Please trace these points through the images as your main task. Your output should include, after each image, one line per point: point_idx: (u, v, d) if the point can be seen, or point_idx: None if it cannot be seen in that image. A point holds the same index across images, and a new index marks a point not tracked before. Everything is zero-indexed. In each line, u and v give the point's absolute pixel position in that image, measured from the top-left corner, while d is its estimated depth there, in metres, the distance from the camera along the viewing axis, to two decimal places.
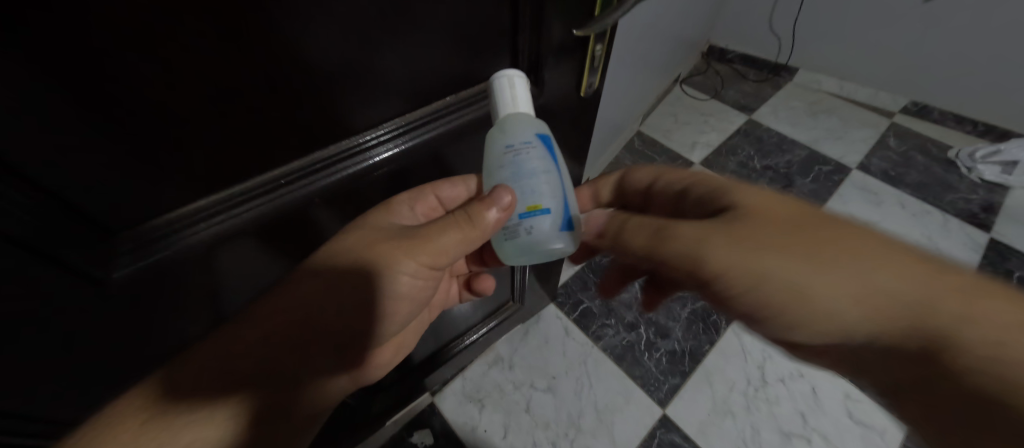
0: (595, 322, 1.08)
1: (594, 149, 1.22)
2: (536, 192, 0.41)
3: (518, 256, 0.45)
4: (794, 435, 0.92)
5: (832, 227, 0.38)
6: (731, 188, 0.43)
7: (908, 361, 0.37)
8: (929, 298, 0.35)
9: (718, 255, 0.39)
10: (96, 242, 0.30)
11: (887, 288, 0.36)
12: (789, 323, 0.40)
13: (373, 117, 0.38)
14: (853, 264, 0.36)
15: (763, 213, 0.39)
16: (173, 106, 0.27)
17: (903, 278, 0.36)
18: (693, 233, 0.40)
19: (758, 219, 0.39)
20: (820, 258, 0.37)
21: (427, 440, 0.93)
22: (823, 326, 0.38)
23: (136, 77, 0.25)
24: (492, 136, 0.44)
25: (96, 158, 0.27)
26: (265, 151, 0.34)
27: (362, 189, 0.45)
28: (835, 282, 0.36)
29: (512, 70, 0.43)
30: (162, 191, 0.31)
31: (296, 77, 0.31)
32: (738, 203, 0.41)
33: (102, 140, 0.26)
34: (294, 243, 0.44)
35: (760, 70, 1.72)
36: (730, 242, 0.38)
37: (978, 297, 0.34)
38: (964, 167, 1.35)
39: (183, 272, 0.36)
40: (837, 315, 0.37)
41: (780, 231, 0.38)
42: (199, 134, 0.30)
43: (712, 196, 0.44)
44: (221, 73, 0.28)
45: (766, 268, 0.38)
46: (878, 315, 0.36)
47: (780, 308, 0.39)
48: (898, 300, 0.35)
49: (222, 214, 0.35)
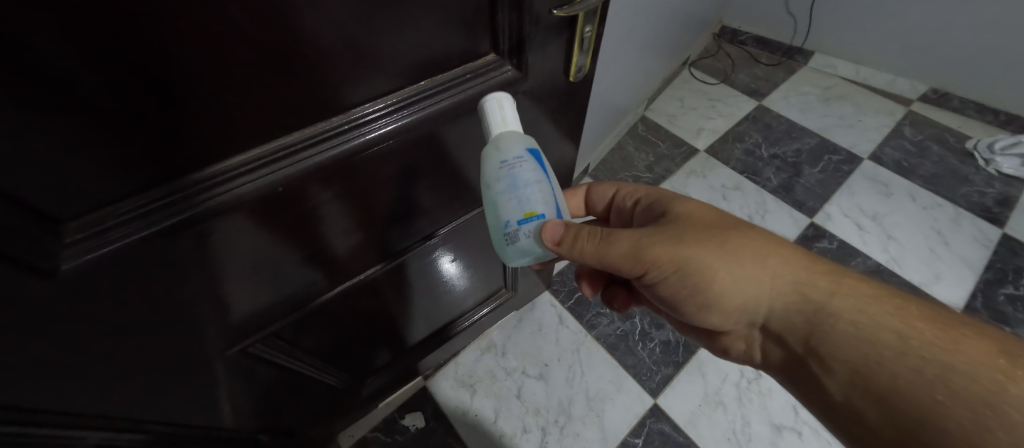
0: (589, 311, 1.07)
1: (595, 135, 1.20)
2: (531, 199, 0.39)
3: (518, 260, 0.42)
4: (785, 428, 0.92)
5: (746, 231, 0.47)
6: (670, 200, 0.52)
7: (808, 341, 0.45)
8: (815, 291, 0.45)
9: (652, 248, 0.45)
10: (46, 231, 0.26)
11: (777, 279, 0.46)
12: (699, 302, 0.48)
13: (341, 104, 0.33)
14: (754, 258, 0.46)
15: (691, 219, 0.48)
16: (101, 77, 0.23)
17: (790, 263, 0.46)
18: (642, 237, 0.46)
19: (685, 222, 0.48)
20: (729, 250, 0.46)
21: (418, 423, 0.94)
22: (728, 304, 0.47)
23: (50, 43, 0.21)
24: (486, 153, 0.41)
25: (11, 144, 0.22)
26: (223, 132, 0.29)
27: (356, 180, 0.40)
28: (740, 270, 0.46)
29: (497, 93, 0.41)
30: (126, 175, 0.27)
31: (244, 49, 0.26)
32: (676, 210, 0.50)
33: (14, 120, 0.21)
34: (285, 231, 0.39)
35: (772, 53, 1.66)
36: (665, 241, 0.45)
37: (842, 278, 0.44)
38: (982, 158, 1.30)
39: (140, 265, 0.32)
40: (738, 293, 0.46)
41: (703, 228, 0.47)
42: (139, 111, 0.25)
43: (655, 207, 0.53)
44: (184, 37, 0.23)
45: (687, 255, 0.45)
46: (773, 292, 0.46)
47: (693, 290, 0.47)
48: (785, 283, 0.46)
49: (192, 200, 0.31)
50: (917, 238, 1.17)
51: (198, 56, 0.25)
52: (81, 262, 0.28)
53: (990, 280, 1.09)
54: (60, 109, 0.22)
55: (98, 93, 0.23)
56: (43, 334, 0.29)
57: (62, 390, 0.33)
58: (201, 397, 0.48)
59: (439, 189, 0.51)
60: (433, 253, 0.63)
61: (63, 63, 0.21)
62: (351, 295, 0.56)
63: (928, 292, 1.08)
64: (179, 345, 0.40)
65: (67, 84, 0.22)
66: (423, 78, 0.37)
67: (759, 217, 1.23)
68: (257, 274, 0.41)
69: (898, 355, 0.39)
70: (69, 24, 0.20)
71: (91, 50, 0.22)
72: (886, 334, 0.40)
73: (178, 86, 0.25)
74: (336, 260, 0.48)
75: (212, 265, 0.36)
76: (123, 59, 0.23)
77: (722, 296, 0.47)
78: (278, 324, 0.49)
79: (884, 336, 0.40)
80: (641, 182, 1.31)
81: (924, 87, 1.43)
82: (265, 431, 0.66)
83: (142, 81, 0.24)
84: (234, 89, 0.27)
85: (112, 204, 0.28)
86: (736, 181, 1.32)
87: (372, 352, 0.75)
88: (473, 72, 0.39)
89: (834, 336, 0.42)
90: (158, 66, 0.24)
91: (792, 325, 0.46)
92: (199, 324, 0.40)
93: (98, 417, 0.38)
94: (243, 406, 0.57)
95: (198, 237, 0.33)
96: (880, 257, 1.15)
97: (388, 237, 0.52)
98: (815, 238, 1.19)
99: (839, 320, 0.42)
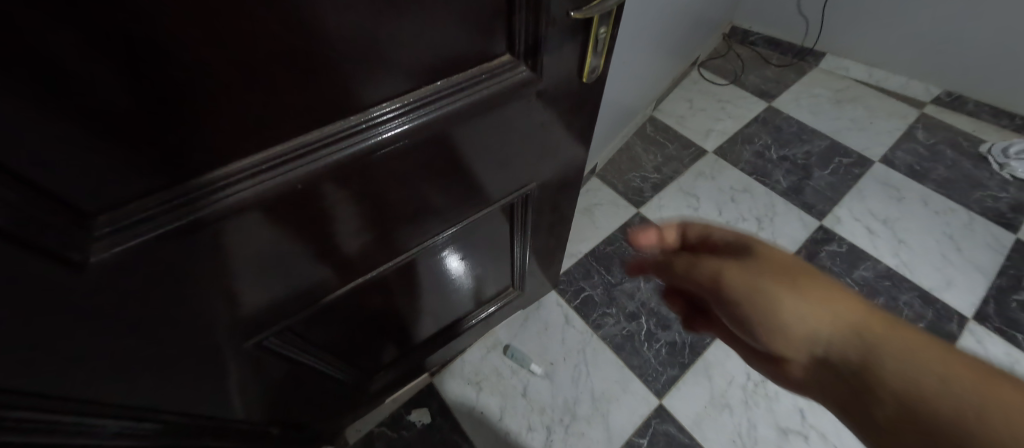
0: (595, 311, 1.08)
1: (602, 137, 1.21)
2: None
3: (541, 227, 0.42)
4: (791, 431, 0.92)
5: (818, 273, 0.40)
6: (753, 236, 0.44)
7: (861, 398, 0.35)
8: (881, 335, 0.36)
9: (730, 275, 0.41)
10: (74, 224, 0.27)
11: (847, 315, 0.37)
12: (750, 324, 0.40)
13: (359, 104, 0.34)
14: (817, 287, 0.39)
15: (771, 253, 0.41)
16: (129, 79, 0.23)
17: (855, 307, 0.38)
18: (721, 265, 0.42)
19: (767, 255, 0.41)
20: (793, 280, 0.39)
21: (424, 419, 0.95)
22: (779, 331, 0.39)
23: (91, 49, 0.21)
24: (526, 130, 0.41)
25: (45, 139, 0.23)
26: (243, 128, 0.29)
27: (369, 180, 0.41)
28: (796, 298, 0.38)
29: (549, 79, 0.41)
30: (152, 172, 0.28)
31: (269, 50, 0.26)
32: (760, 247, 0.42)
33: (51, 118, 0.22)
34: (300, 228, 0.40)
35: (783, 54, 1.65)
36: (738, 268, 0.41)
37: (908, 332, 0.36)
38: (996, 163, 1.28)
39: (162, 261, 0.32)
40: (794, 318, 0.38)
41: (774, 259, 0.41)
42: (163, 109, 0.25)
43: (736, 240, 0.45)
44: (213, 40, 0.24)
45: (751, 278, 0.40)
46: (839, 328, 0.37)
47: (743, 306, 0.40)
48: (845, 323, 0.37)
49: (213, 196, 0.31)
50: (929, 242, 1.16)
51: (223, 56, 0.25)
52: (109, 255, 0.29)
53: (1002, 286, 1.08)
54: (91, 108, 0.23)
55: (125, 93, 0.24)
56: (68, 322, 0.30)
57: (82, 378, 0.35)
58: (214, 390, 0.49)
59: (449, 189, 0.51)
60: (440, 253, 0.64)
61: (101, 66, 0.22)
62: (357, 292, 0.57)
63: (938, 297, 1.07)
64: (193, 337, 0.41)
65: (102, 85, 0.23)
66: (440, 79, 0.37)
67: (767, 220, 1.23)
68: (269, 269, 0.41)
69: (956, 415, 0.30)
70: (99, 27, 0.21)
71: (119, 51, 0.22)
72: (941, 389, 0.32)
73: (202, 86, 0.26)
74: (346, 258, 0.49)
75: (230, 260, 0.37)
76: (149, 59, 0.23)
77: (776, 323, 0.39)
78: (287, 320, 0.49)
79: (945, 391, 0.31)
80: (649, 183, 1.31)
81: (937, 90, 1.42)
82: (274, 423, 0.67)
83: (168, 80, 0.24)
84: (255, 89, 0.28)
85: (137, 201, 0.29)
86: (745, 183, 1.31)
87: (380, 348, 0.76)
88: (489, 73, 0.39)
89: (890, 384, 0.33)
90: (186, 67, 0.25)
91: (850, 372, 0.36)
92: (216, 318, 0.41)
93: (113, 406, 0.39)
94: (253, 400, 0.58)
95: (217, 233, 0.34)
96: (890, 261, 1.14)
97: (397, 237, 0.52)
98: (824, 241, 1.18)
99: (895, 366, 0.34)
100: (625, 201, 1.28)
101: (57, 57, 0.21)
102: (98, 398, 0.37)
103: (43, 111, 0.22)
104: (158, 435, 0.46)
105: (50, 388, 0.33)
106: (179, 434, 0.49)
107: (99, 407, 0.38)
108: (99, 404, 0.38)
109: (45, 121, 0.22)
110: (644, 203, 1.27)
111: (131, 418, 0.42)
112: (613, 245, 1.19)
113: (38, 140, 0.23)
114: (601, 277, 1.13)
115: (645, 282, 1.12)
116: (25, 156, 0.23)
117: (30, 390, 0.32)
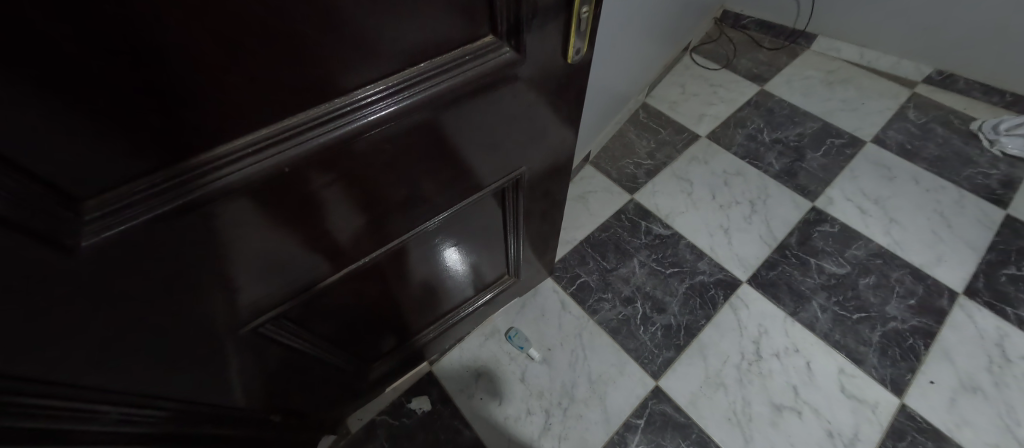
0: (592, 296, 1.09)
1: (595, 124, 1.21)
2: None
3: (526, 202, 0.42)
4: (785, 408, 0.94)
5: None
6: None
7: None
8: None
9: None
10: (66, 206, 0.27)
11: None
12: None
13: (343, 86, 0.34)
14: None
15: None
16: (111, 63, 0.24)
17: None
18: None
19: None
20: None
21: (425, 407, 0.96)
22: None
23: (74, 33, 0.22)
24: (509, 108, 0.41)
25: (33, 123, 0.24)
26: (228, 111, 0.30)
27: (358, 165, 0.41)
28: None
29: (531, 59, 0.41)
30: (141, 155, 0.29)
31: (250, 30, 0.27)
32: None
33: (36, 103, 0.23)
34: (291, 213, 0.40)
35: (775, 37, 1.65)
36: None
37: None
38: (986, 139, 1.29)
39: (156, 246, 0.33)
40: None
41: None
42: (147, 93, 0.26)
43: None
44: (192, 23, 0.25)
45: None
46: None
47: None
48: None
49: (201, 180, 0.32)
50: (920, 220, 1.17)
51: (203, 37, 0.26)
52: (101, 238, 0.30)
53: (992, 261, 1.09)
54: (78, 91, 0.24)
55: (109, 77, 0.24)
56: (62, 307, 0.31)
57: (80, 363, 0.36)
58: (214, 377, 0.50)
59: (438, 176, 0.52)
60: (433, 240, 0.65)
61: (85, 51, 0.23)
62: (351, 280, 0.58)
63: (929, 274, 1.08)
64: (191, 323, 0.42)
65: (86, 69, 0.23)
66: (423, 60, 0.37)
67: (760, 202, 1.24)
68: (261, 255, 0.42)
69: None
70: (76, 11, 0.22)
71: (98, 35, 0.23)
72: None
73: (186, 70, 0.26)
74: (339, 245, 0.49)
75: (223, 246, 0.38)
76: (130, 43, 0.24)
77: None
78: (282, 308, 0.50)
79: None
80: (642, 169, 1.32)
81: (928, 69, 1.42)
82: (277, 412, 0.69)
83: (149, 63, 0.25)
84: (239, 71, 0.28)
85: (127, 185, 0.29)
86: (738, 166, 1.32)
87: (379, 336, 0.77)
88: (472, 55, 0.40)
89: None
90: (167, 48, 0.25)
91: None
92: (212, 305, 0.42)
93: (117, 391, 0.41)
94: (254, 389, 0.59)
95: (208, 218, 0.34)
96: (881, 240, 1.15)
97: (389, 223, 0.53)
98: (817, 222, 1.19)
99: None
100: (619, 188, 1.28)
101: (36, 42, 0.21)
102: (101, 384, 0.39)
103: (28, 96, 0.23)
104: (160, 422, 0.47)
105: (53, 372, 0.34)
106: (182, 420, 0.50)
107: (101, 393, 0.39)
108: (99, 391, 0.39)
109: (31, 106, 0.23)
110: (638, 189, 1.28)
111: (133, 405, 0.43)
112: (608, 231, 1.20)
113: (26, 125, 0.23)
114: (597, 264, 1.15)
115: (640, 267, 1.14)
116: (14, 141, 0.23)
117: (29, 376, 0.33)
